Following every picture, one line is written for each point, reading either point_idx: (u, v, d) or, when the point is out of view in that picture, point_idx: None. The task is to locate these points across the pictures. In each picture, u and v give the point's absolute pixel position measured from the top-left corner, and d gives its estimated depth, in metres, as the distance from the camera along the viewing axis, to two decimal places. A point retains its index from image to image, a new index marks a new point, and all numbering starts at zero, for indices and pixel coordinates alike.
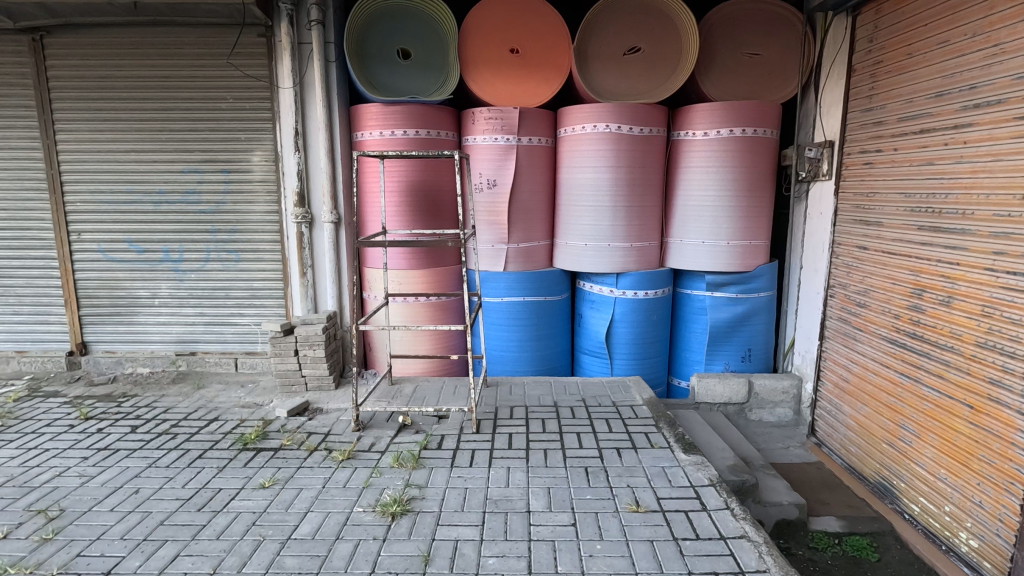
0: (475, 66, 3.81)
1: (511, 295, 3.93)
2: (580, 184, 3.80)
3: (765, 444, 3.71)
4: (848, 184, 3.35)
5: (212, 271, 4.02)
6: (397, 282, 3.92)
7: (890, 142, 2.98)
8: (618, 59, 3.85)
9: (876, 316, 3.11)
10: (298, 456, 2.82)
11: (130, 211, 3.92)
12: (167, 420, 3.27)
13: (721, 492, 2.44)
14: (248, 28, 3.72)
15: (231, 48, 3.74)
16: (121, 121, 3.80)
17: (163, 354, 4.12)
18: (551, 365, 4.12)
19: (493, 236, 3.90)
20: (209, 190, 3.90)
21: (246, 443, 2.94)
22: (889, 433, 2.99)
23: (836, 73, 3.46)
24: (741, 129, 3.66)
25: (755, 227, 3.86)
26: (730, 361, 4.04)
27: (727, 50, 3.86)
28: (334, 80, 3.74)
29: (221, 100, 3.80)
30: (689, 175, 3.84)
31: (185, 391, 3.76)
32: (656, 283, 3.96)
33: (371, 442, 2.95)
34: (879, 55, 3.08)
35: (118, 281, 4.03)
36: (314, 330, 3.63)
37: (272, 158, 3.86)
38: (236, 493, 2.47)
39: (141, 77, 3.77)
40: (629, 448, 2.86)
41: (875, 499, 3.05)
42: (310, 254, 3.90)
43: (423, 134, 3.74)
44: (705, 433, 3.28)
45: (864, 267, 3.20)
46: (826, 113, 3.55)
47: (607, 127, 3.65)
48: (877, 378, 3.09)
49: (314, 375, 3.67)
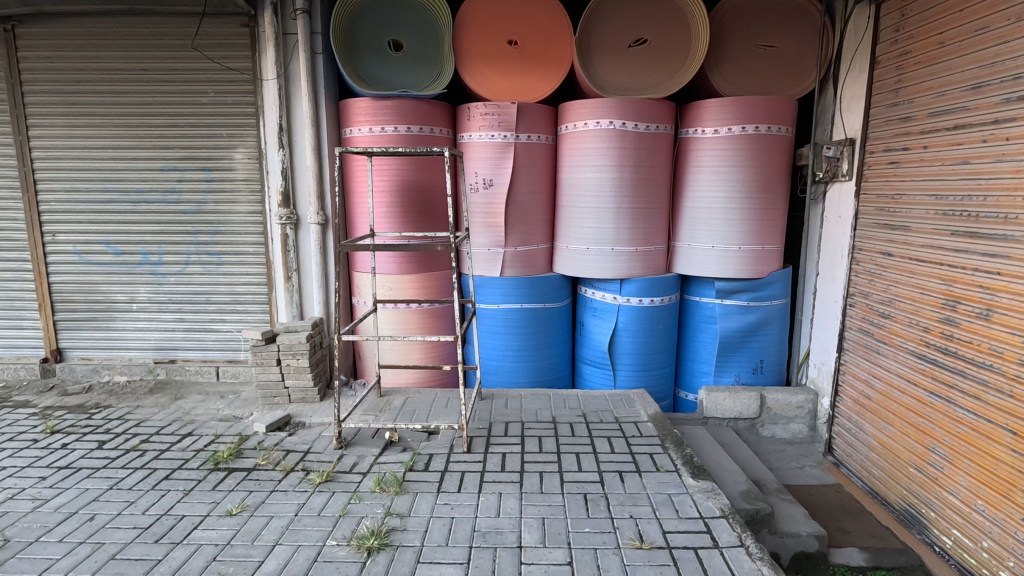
0: (471, 59, 3.60)
1: (508, 302, 3.71)
2: (581, 184, 3.57)
3: (777, 462, 3.47)
4: (871, 184, 3.11)
5: (193, 274, 3.81)
6: (388, 288, 3.69)
7: (918, 139, 2.75)
8: (623, 52, 3.61)
9: (902, 328, 2.86)
10: (272, 478, 2.60)
11: (107, 211, 3.71)
12: (138, 435, 3.05)
13: (734, 526, 2.20)
14: (209, 18, 3.50)
15: (193, 37, 3.52)
16: (98, 118, 3.60)
17: (142, 362, 3.92)
18: (550, 376, 3.89)
19: (490, 239, 3.68)
20: (189, 189, 3.70)
21: (218, 462, 2.72)
22: (916, 457, 2.75)
23: (857, 66, 3.22)
24: (754, 126, 3.42)
25: (769, 231, 3.61)
26: (741, 374, 3.80)
27: (740, 41, 3.60)
28: (321, 74, 3.53)
29: (202, 94, 3.59)
30: (697, 175, 3.60)
31: (161, 402, 3.55)
32: (662, 290, 3.72)
33: (352, 462, 2.74)
34: (908, 45, 2.84)
35: (95, 284, 3.82)
36: (297, 339, 3.41)
37: (256, 155, 3.65)
38: (199, 522, 2.26)
39: (118, 70, 3.56)
40: (632, 471, 2.62)
41: (901, 528, 2.81)
42: (295, 257, 3.67)
43: (416, 130, 3.52)
44: (715, 454, 3.04)
45: (888, 275, 2.96)
46: (847, 109, 3.31)
47: (611, 124, 3.42)
48: (903, 396, 2.84)
49: (297, 386, 3.46)
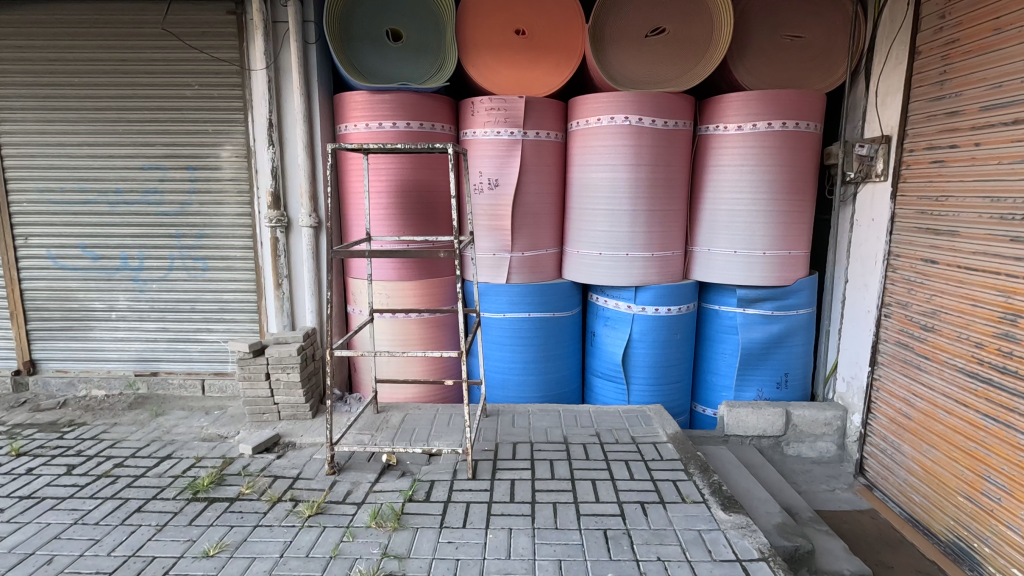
0: (475, 50, 3.35)
1: (515, 311, 3.47)
2: (594, 185, 3.32)
3: (805, 484, 3.23)
4: (911, 185, 2.86)
5: (177, 281, 3.55)
6: (385, 296, 3.44)
7: (968, 136, 2.51)
8: (639, 42, 3.35)
9: (949, 343, 2.62)
10: (256, 510, 2.35)
11: (84, 213, 3.45)
12: (111, 458, 2.79)
13: (777, 571, 1.96)
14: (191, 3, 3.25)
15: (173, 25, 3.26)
16: (74, 114, 3.34)
17: (121, 374, 3.66)
18: (558, 390, 3.63)
19: (495, 243, 3.43)
20: (172, 189, 3.44)
21: (197, 491, 2.46)
22: (966, 485, 2.51)
23: (894, 57, 2.98)
24: (781, 122, 3.17)
25: (796, 235, 3.36)
26: (764, 388, 3.55)
27: (765, 31, 3.34)
28: (314, 64, 3.28)
29: (185, 87, 3.33)
30: (718, 175, 3.35)
31: (140, 419, 3.29)
32: (680, 298, 3.47)
33: (346, 490, 2.49)
34: (955, 32, 2.59)
35: (71, 291, 3.57)
36: (287, 351, 3.15)
37: (244, 153, 3.40)
38: (170, 565, 2.01)
39: (94, 60, 3.30)
40: (655, 502, 2.38)
41: (948, 563, 2.57)
42: (286, 263, 3.42)
43: (416, 126, 3.28)
44: (741, 480, 2.79)
45: (931, 284, 2.72)
46: (881, 104, 3.07)
47: (626, 119, 3.18)
48: (950, 418, 2.60)
49: (288, 402, 3.20)
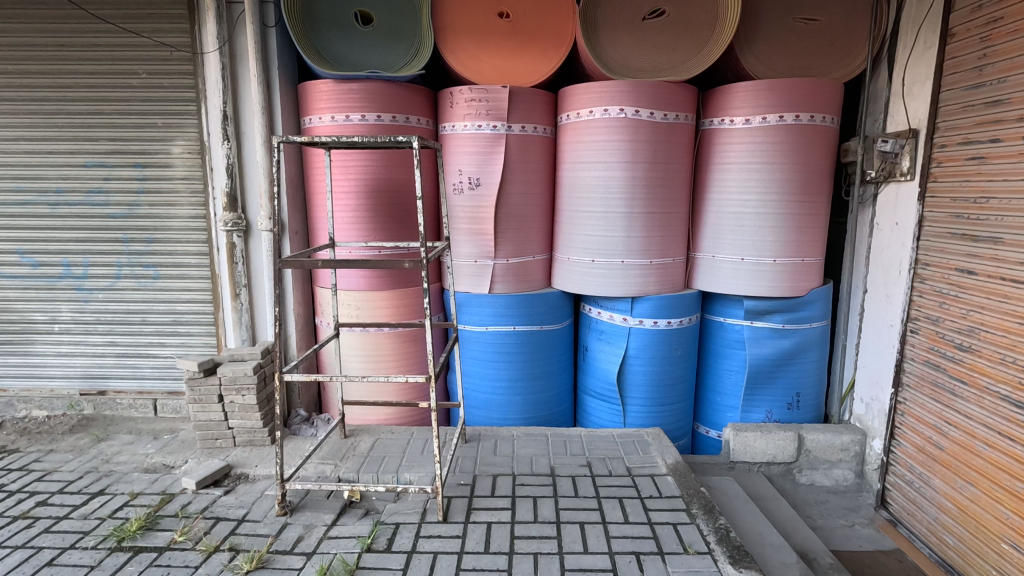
0: (454, 34, 3.02)
1: (498, 324, 3.13)
2: (585, 184, 2.99)
3: (820, 518, 2.89)
4: (943, 185, 2.52)
5: (125, 290, 3.22)
6: (354, 308, 3.12)
7: (1014, 127, 2.17)
8: (636, 25, 3.01)
9: (991, 366, 2.29)
10: (187, 563, 2.01)
11: (21, 215, 3.12)
12: (35, 495, 2.45)
13: None
14: None
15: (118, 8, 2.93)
16: (8, 105, 3.01)
17: (65, 393, 3.33)
18: (547, 411, 3.30)
19: (476, 249, 3.10)
20: (119, 190, 3.10)
21: (123, 539, 2.12)
22: (1012, 531, 2.18)
23: (923, 41, 2.65)
24: (794, 115, 2.83)
25: (809, 240, 3.02)
26: (773, 409, 3.22)
27: (776, 14, 3.01)
28: (274, 50, 2.94)
29: (132, 75, 3.00)
30: (723, 174, 3.01)
31: (80, 445, 2.94)
32: (682, 310, 3.14)
33: (296, 536, 2.16)
34: (997, 10, 2.26)
35: (9, 302, 3.23)
36: (242, 370, 2.82)
37: (198, 149, 3.06)
38: None
39: (30, 45, 2.96)
40: (653, 552, 2.05)
41: None
42: (245, 270, 3.09)
43: (388, 119, 2.93)
44: (751, 520, 2.46)
45: (969, 298, 2.38)
46: (907, 95, 2.74)
47: (621, 112, 2.84)
48: (992, 453, 2.27)
49: (243, 427, 2.86)
